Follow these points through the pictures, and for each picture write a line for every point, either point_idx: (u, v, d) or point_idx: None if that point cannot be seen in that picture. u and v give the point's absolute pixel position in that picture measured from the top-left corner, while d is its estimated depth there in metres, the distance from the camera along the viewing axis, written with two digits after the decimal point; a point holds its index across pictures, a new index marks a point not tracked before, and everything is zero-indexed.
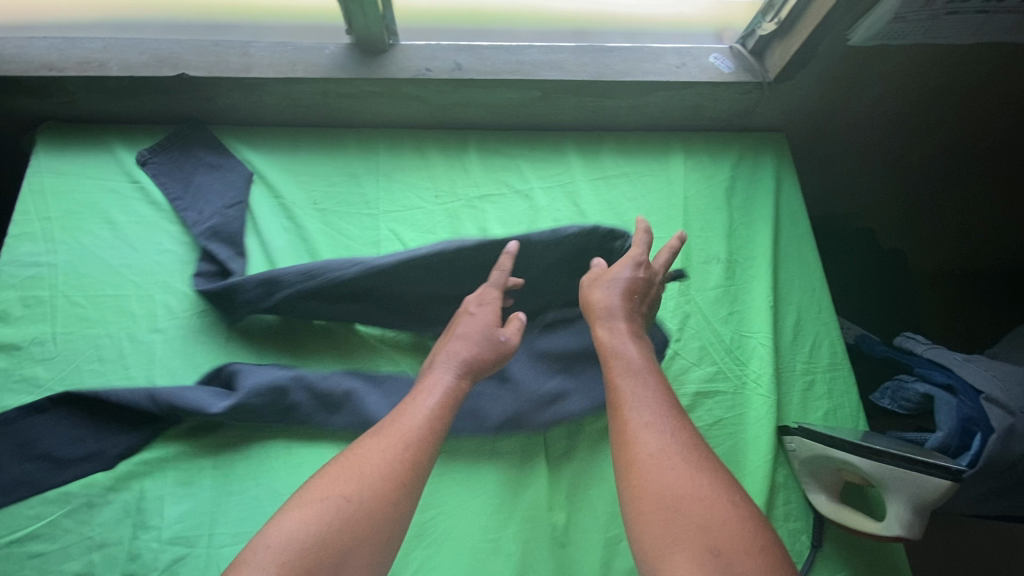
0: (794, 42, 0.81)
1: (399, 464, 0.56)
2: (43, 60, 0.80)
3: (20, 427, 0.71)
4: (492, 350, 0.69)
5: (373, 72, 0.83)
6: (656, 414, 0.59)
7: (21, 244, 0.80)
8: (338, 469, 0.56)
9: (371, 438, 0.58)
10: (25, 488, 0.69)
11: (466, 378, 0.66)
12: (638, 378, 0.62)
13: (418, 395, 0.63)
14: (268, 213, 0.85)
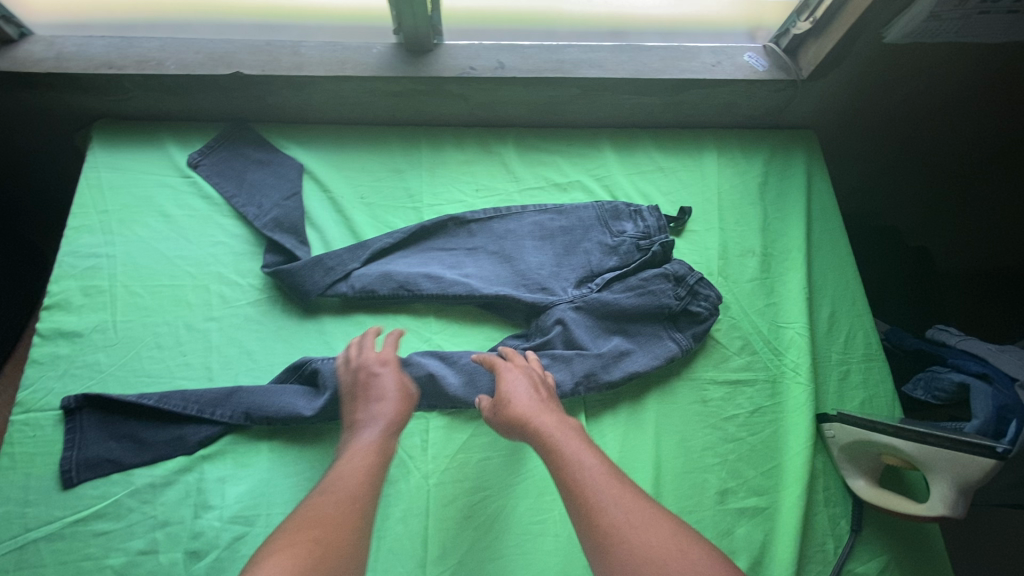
0: (829, 41, 0.83)
1: (354, 524, 0.57)
2: (102, 58, 0.83)
3: (104, 409, 0.74)
4: (405, 402, 0.71)
5: (419, 70, 0.85)
6: (598, 476, 0.60)
7: (80, 236, 0.83)
8: (293, 532, 0.54)
9: (319, 500, 0.58)
10: (107, 465, 0.72)
11: (389, 432, 0.68)
12: (570, 445, 0.64)
13: (347, 460, 0.64)
14: (319, 206, 0.88)
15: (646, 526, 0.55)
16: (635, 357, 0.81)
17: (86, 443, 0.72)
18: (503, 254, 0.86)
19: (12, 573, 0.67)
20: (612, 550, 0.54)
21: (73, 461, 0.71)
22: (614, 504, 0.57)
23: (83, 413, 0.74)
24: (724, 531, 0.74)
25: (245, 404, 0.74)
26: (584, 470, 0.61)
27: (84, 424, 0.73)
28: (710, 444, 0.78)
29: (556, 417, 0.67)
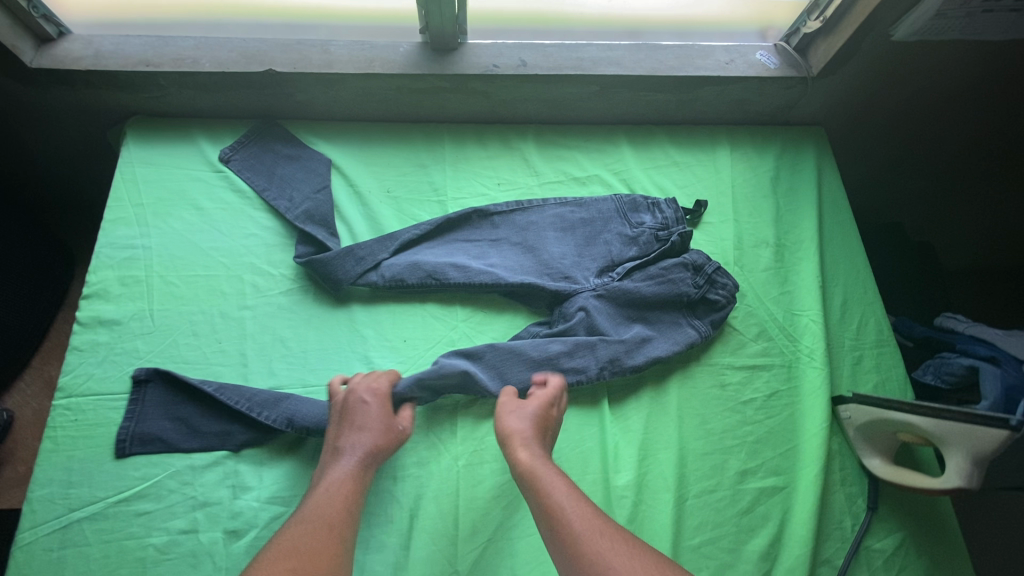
0: (839, 40, 0.87)
1: (328, 559, 0.58)
2: (139, 56, 0.85)
3: (167, 387, 0.77)
4: (384, 431, 0.71)
5: (444, 68, 0.88)
6: (574, 518, 0.60)
7: (116, 228, 0.85)
8: (269, 564, 0.55)
9: (295, 532, 0.59)
10: (158, 443, 0.74)
11: (368, 466, 0.68)
12: (548, 487, 0.64)
13: (322, 496, 0.64)
14: (346, 200, 0.91)
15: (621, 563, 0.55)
16: (658, 343, 0.84)
17: (144, 417, 0.75)
18: (526, 246, 0.89)
19: (57, 551, 0.68)
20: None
21: (129, 433, 0.74)
22: (588, 545, 0.57)
23: (148, 387, 0.77)
24: (744, 509, 0.77)
25: (292, 410, 0.75)
26: (562, 509, 0.61)
27: (146, 398, 0.76)
28: (729, 426, 0.81)
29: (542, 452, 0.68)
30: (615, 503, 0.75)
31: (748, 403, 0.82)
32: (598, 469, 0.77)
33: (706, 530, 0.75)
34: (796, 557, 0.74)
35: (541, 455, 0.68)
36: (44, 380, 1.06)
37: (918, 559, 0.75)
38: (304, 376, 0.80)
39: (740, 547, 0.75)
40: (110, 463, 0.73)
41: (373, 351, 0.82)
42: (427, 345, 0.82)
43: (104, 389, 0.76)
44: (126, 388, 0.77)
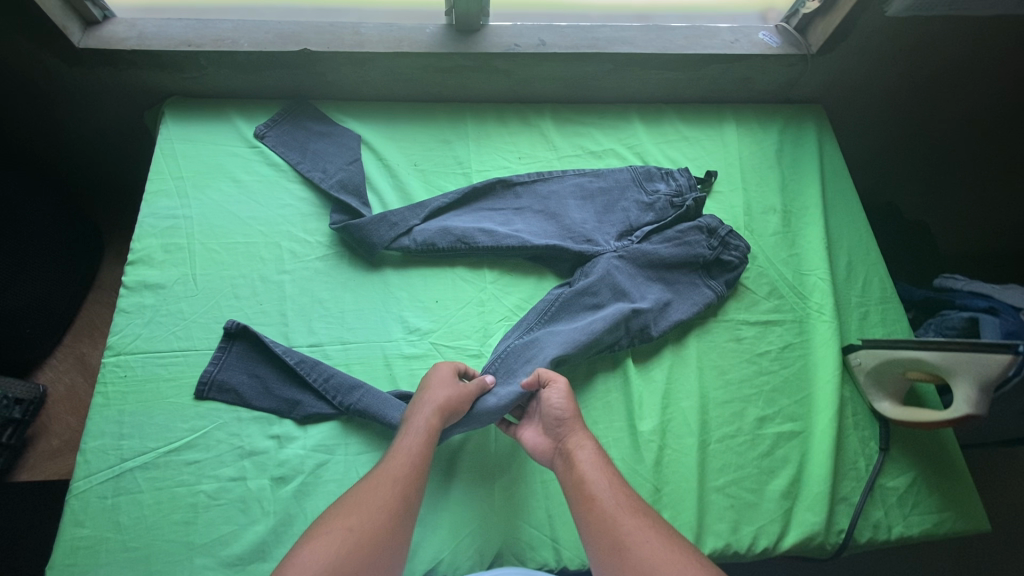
0: (837, 18, 0.93)
1: (389, 515, 0.60)
2: (181, 37, 0.90)
3: (256, 345, 0.82)
4: (460, 392, 0.73)
5: (468, 47, 0.94)
6: (610, 509, 0.63)
7: (158, 199, 0.89)
8: (332, 521, 0.59)
9: (364, 487, 0.63)
10: (234, 394, 0.78)
11: (439, 419, 0.70)
12: (589, 475, 0.66)
13: (398, 449, 0.67)
14: (377, 172, 0.95)
15: (651, 557, 0.58)
16: (677, 301, 0.89)
17: (226, 366, 0.79)
18: (548, 213, 0.94)
19: (112, 498, 0.71)
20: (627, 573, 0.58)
21: (212, 377, 0.78)
22: (621, 536, 0.60)
23: (238, 341, 0.81)
24: (763, 452, 0.81)
25: (364, 402, 0.76)
26: (602, 504, 0.63)
27: (235, 349, 0.81)
28: (747, 376, 0.85)
29: (584, 443, 0.70)
30: (642, 447, 0.78)
31: (763, 356, 0.87)
32: (624, 416, 0.81)
33: (729, 471, 0.79)
34: (814, 494, 0.78)
35: (589, 442, 0.70)
36: (76, 357, 1.08)
37: (929, 496, 0.79)
38: (342, 334, 0.83)
39: (762, 487, 0.79)
40: (159, 416, 0.76)
41: (407, 312, 0.85)
42: (458, 305, 0.87)
43: (151, 347, 0.80)
44: (172, 346, 0.80)
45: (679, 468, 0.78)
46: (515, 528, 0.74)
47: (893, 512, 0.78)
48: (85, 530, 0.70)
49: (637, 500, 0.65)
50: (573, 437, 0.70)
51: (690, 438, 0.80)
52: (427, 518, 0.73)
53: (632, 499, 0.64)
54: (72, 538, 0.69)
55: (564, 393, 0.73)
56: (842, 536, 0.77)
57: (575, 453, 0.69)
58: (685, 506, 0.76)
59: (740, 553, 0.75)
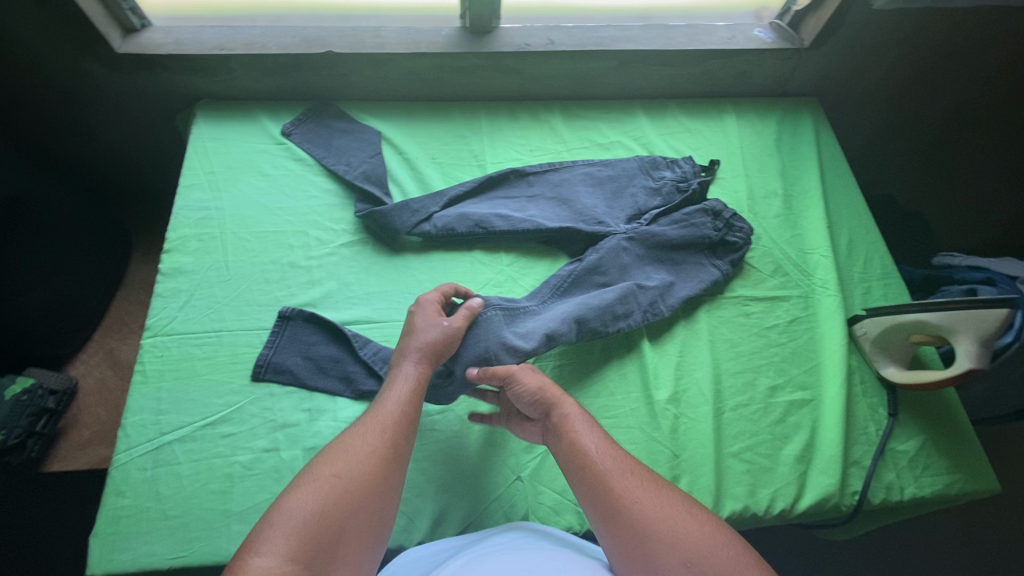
0: (826, 12, 1.00)
1: (378, 463, 0.62)
2: (214, 42, 0.96)
3: (307, 328, 0.86)
4: (446, 336, 0.76)
5: (482, 47, 1.00)
6: (600, 471, 0.64)
7: (192, 192, 0.93)
8: (319, 467, 0.61)
9: (349, 437, 0.65)
10: (290, 374, 0.82)
11: (426, 361, 0.74)
12: (579, 440, 0.68)
13: (387, 397, 0.70)
14: (397, 166, 1.01)
15: (645, 516, 0.60)
16: (686, 278, 0.92)
17: (280, 348, 0.83)
18: (561, 199, 0.98)
19: (151, 470, 0.74)
20: (631, 536, 0.59)
21: (267, 360, 0.82)
22: (616, 499, 0.62)
23: (291, 324, 0.85)
24: (776, 420, 0.83)
25: None
26: (594, 465, 0.65)
27: (288, 331, 0.85)
28: (757, 348, 0.88)
29: (573, 410, 0.71)
30: (659, 414, 0.81)
31: (771, 328, 0.90)
32: (640, 388, 0.84)
33: (744, 438, 0.82)
34: (827, 458, 0.80)
35: (578, 409, 0.72)
36: (106, 351, 1.12)
37: (939, 458, 0.82)
38: (367, 314, 0.87)
39: (776, 452, 0.81)
40: (195, 392, 0.80)
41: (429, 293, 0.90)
42: (477, 286, 0.91)
43: (186, 329, 0.84)
44: (206, 328, 0.84)
45: (696, 434, 0.81)
46: (538, 493, 0.76)
47: (905, 474, 0.81)
48: (126, 500, 0.72)
49: (628, 459, 0.66)
50: (556, 405, 0.72)
51: (705, 406, 0.83)
52: (454, 484, 0.76)
53: (626, 460, 0.66)
54: (114, 508, 0.72)
55: (529, 376, 0.74)
56: (856, 498, 0.79)
57: (562, 420, 0.70)
58: (703, 470, 0.78)
59: (758, 515, 0.77)
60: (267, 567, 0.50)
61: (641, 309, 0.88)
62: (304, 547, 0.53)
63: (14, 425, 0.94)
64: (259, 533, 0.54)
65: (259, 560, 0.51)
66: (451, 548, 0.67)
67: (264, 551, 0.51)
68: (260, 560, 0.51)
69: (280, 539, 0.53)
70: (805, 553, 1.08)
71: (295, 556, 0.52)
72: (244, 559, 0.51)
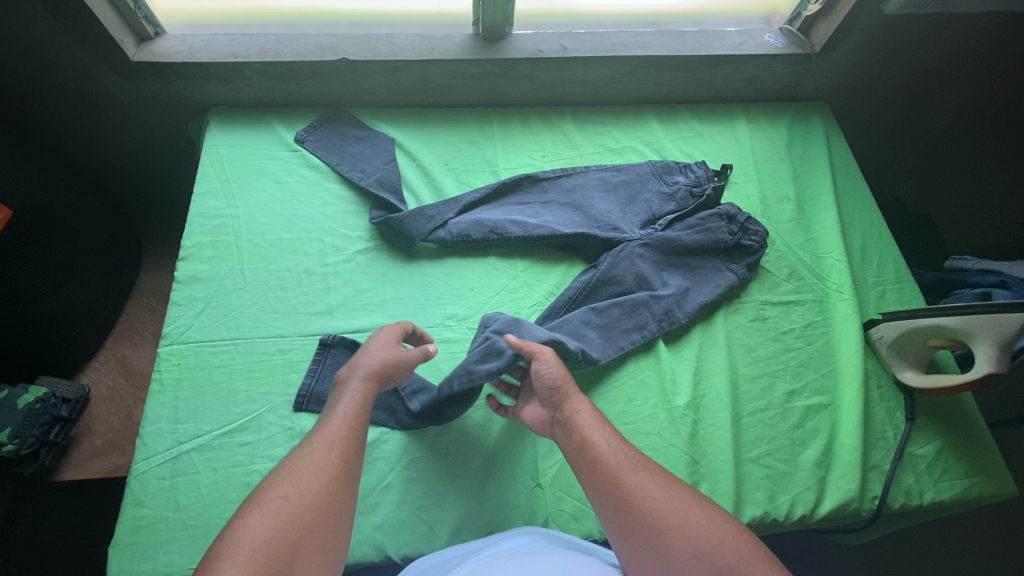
0: (837, 18, 1.00)
1: (327, 481, 0.60)
2: (228, 50, 0.97)
3: (349, 356, 0.84)
4: (397, 359, 0.74)
5: (495, 53, 1.00)
6: (611, 467, 0.64)
7: (206, 200, 0.93)
8: (267, 492, 0.59)
9: (297, 458, 0.62)
10: None
11: (374, 380, 0.72)
12: (588, 436, 0.67)
13: (332, 415, 0.68)
14: (411, 172, 1.01)
15: (655, 511, 0.59)
16: (701, 283, 0.92)
17: (322, 378, 0.82)
18: (575, 205, 0.98)
19: (169, 479, 0.74)
20: (641, 531, 0.59)
21: (309, 390, 0.81)
22: (625, 493, 0.61)
23: (332, 352, 0.84)
24: (794, 424, 0.83)
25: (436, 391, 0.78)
26: (604, 460, 0.65)
27: (329, 360, 0.83)
28: (773, 353, 0.88)
29: (582, 407, 0.71)
30: (678, 420, 0.81)
31: (787, 333, 0.90)
32: (658, 394, 0.84)
33: (763, 443, 0.82)
34: (846, 462, 0.80)
35: (588, 407, 0.71)
36: (117, 359, 1.12)
37: (957, 462, 0.82)
38: (384, 321, 0.87)
39: (795, 458, 0.81)
40: (213, 401, 0.79)
41: (446, 299, 0.89)
42: (493, 292, 0.91)
43: (203, 337, 0.83)
44: (222, 336, 0.84)
45: (714, 440, 0.81)
46: (559, 500, 0.76)
47: (924, 478, 0.81)
48: (144, 510, 0.72)
49: (638, 456, 0.66)
50: (569, 402, 0.72)
51: (723, 412, 0.83)
52: (474, 493, 0.76)
53: (634, 457, 0.66)
54: (133, 518, 0.72)
55: (554, 363, 0.74)
56: (875, 502, 0.79)
57: (573, 416, 0.70)
58: (722, 476, 0.78)
59: (779, 521, 0.77)
60: None
61: (655, 318, 0.88)
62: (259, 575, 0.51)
63: (27, 434, 0.93)
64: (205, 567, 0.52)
65: None
66: (460, 556, 0.66)
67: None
68: None
69: (229, 567, 0.51)
70: (818, 557, 1.08)
71: None
72: None
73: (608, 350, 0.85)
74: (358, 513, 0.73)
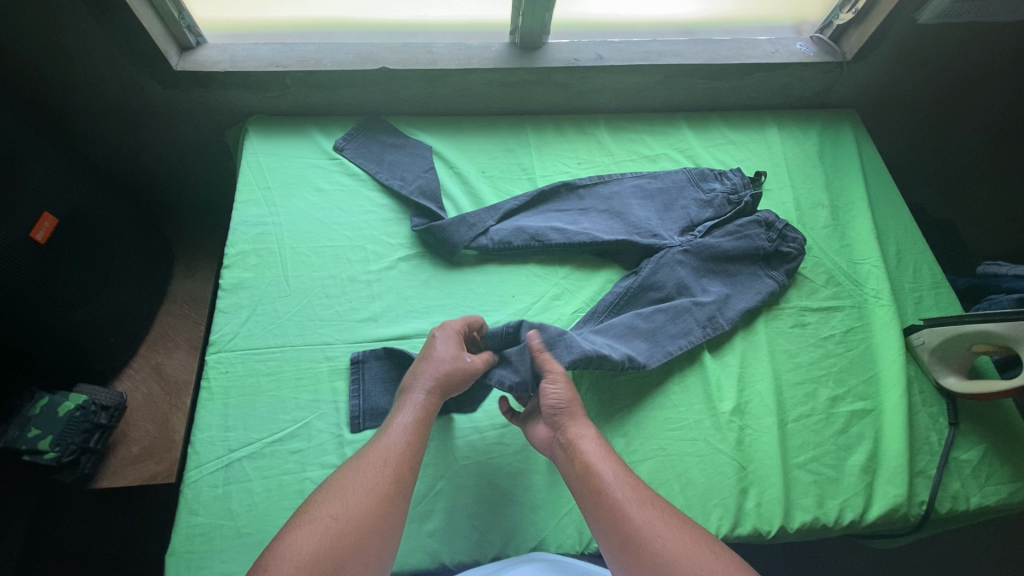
0: (871, 26, 1.01)
1: (376, 502, 0.61)
2: (269, 59, 0.97)
3: (383, 367, 0.84)
4: (462, 370, 0.74)
5: (532, 62, 1.01)
6: (618, 499, 0.64)
7: (248, 208, 0.94)
8: (314, 509, 0.60)
9: (347, 474, 0.63)
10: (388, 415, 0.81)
11: (438, 392, 0.72)
12: (594, 465, 0.67)
13: (393, 427, 0.68)
14: (448, 180, 1.01)
15: (665, 551, 0.59)
16: (740, 289, 0.93)
17: (368, 394, 0.81)
18: (613, 212, 0.99)
19: (222, 487, 0.74)
20: (646, 570, 0.59)
21: (361, 409, 0.80)
22: (632, 531, 0.61)
23: (366, 366, 0.83)
24: (839, 430, 0.84)
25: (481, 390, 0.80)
26: (610, 493, 0.64)
27: (367, 375, 0.83)
28: (815, 358, 0.89)
29: (590, 435, 0.70)
30: (724, 426, 0.82)
31: (828, 339, 0.91)
32: (703, 400, 0.84)
33: (809, 449, 0.82)
34: (893, 468, 0.81)
35: (595, 435, 0.71)
36: (152, 366, 1.12)
37: (1001, 467, 0.82)
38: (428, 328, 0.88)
39: (842, 463, 0.81)
40: (262, 408, 0.80)
41: (489, 306, 0.90)
42: (535, 298, 0.91)
43: (250, 345, 0.84)
44: (269, 343, 0.84)
45: (761, 446, 0.81)
46: None
47: (969, 483, 0.81)
48: (199, 518, 0.72)
49: (647, 491, 0.65)
50: (574, 427, 0.71)
51: (769, 418, 0.83)
52: (525, 500, 0.76)
53: (645, 492, 0.65)
54: (188, 526, 0.72)
55: (563, 382, 0.74)
56: (924, 507, 0.79)
57: (577, 442, 0.69)
58: (771, 482, 0.78)
59: (828, 526, 0.78)
60: None
61: (698, 324, 0.89)
62: None
63: (68, 441, 0.94)
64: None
65: None
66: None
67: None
68: None
69: None
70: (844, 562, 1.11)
71: None
72: None
73: (656, 355, 0.85)
74: (411, 520, 0.73)
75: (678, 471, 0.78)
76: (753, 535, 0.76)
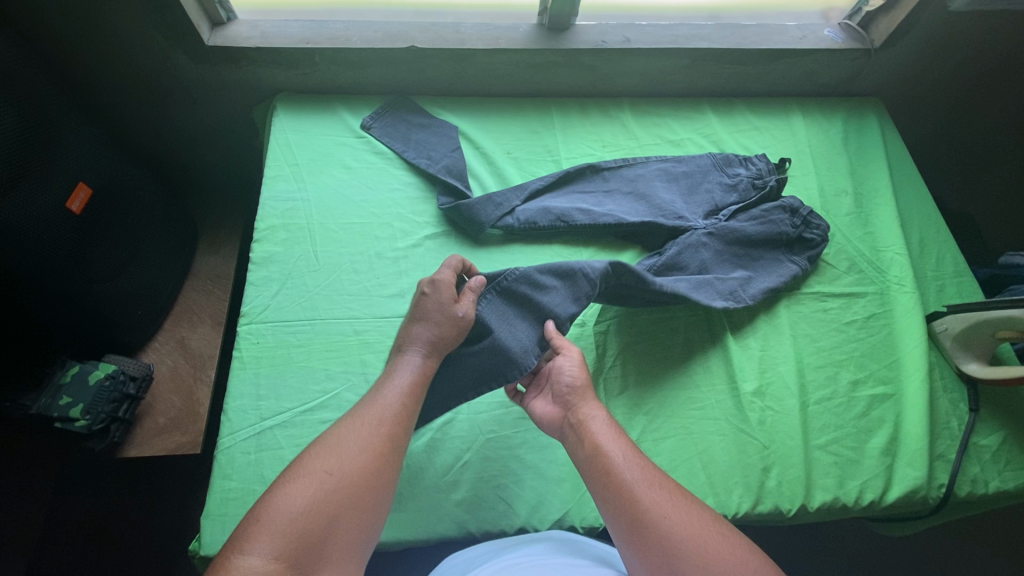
0: (901, 12, 1.01)
1: (370, 458, 0.62)
2: (299, 36, 0.98)
3: None
4: (456, 329, 0.74)
5: (559, 44, 1.02)
6: (629, 482, 0.64)
7: (277, 183, 0.95)
8: (307, 463, 0.60)
9: (339, 430, 0.64)
10: None
11: (433, 355, 0.73)
12: (604, 446, 0.67)
13: (387, 387, 0.69)
14: (474, 160, 1.02)
15: (671, 532, 0.60)
16: (760, 271, 0.94)
17: None
18: (639, 195, 0.99)
19: (255, 453, 0.76)
20: (654, 551, 0.60)
21: None
22: (641, 513, 0.61)
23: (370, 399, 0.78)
24: (860, 413, 0.84)
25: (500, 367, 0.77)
26: (620, 474, 0.64)
27: None
28: (837, 343, 0.90)
29: (603, 416, 0.70)
30: (747, 407, 0.83)
31: (851, 323, 0.91)
32: (726, 381, 0.85)
33: (830, 431, 0.83)
34: (912, 451, 0.81)
35: (603, 414, 0.70)
36: (176, 340, 1.13)
37: (1021, 453, 0.83)
38: None
39: (862, 445, 0.82)
40: (293, 378, 0.81)
41: None
42: None
43: (280, 317, 0.85)
44: (299, 316, 0.85)
45: (783, 426, 0.82)
46: None
47: (989, 468, 0.82)
48: (232, 483, 0.74)
49: (657, 472, 0.66)
50: (584, 407, 0.71)
51: (790, 399, 0.84)
52: (550, 475, 0.77)
53: (655, 473, 0.65)
54: (222, 490, 0.73)
55: (579, 360, 0.75)
56: (943, 490, 0.80)
57: (587, 423, 0.69)
58: (793, 462, 0.79)
59: (848, 507, 0.79)
60: (254, 566, 0.52)
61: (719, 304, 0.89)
62: (293, 550, 0.54)
63: (98, 410, 0.96)
64: (246, 525, 0.56)
65: (253, 559, 0.52)
66: (495, 550, 0.69)
67: (249, 550, 0.53)
68: (243, 556, 0.53)
69: (264, 536, 0.54)
70: (853, 548, 1.13)
71: (280, 553, 0.53)
72: (229, 557, 0.53)
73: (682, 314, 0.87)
74: (438, 492, 0.75)
75: (701, 449, 0.79)
76: (774, 513, 0.77)
